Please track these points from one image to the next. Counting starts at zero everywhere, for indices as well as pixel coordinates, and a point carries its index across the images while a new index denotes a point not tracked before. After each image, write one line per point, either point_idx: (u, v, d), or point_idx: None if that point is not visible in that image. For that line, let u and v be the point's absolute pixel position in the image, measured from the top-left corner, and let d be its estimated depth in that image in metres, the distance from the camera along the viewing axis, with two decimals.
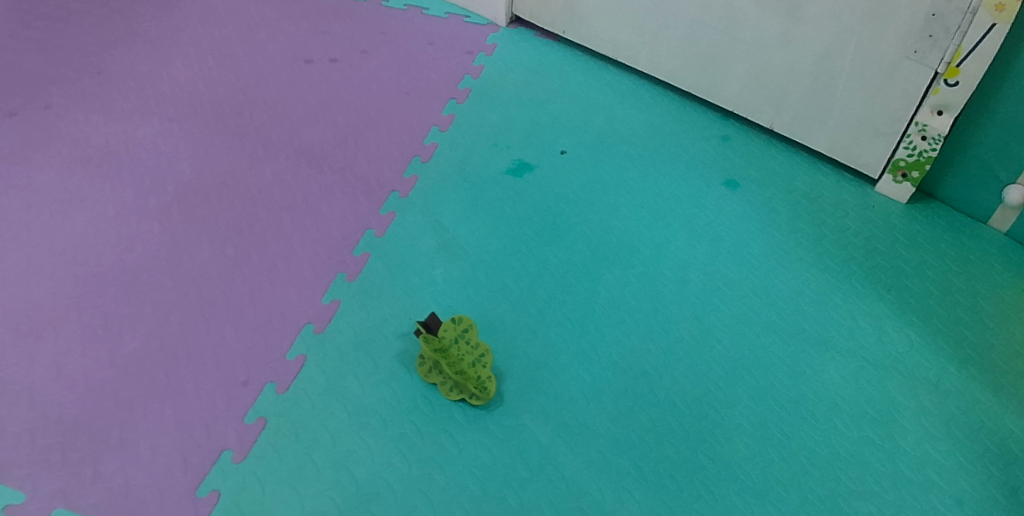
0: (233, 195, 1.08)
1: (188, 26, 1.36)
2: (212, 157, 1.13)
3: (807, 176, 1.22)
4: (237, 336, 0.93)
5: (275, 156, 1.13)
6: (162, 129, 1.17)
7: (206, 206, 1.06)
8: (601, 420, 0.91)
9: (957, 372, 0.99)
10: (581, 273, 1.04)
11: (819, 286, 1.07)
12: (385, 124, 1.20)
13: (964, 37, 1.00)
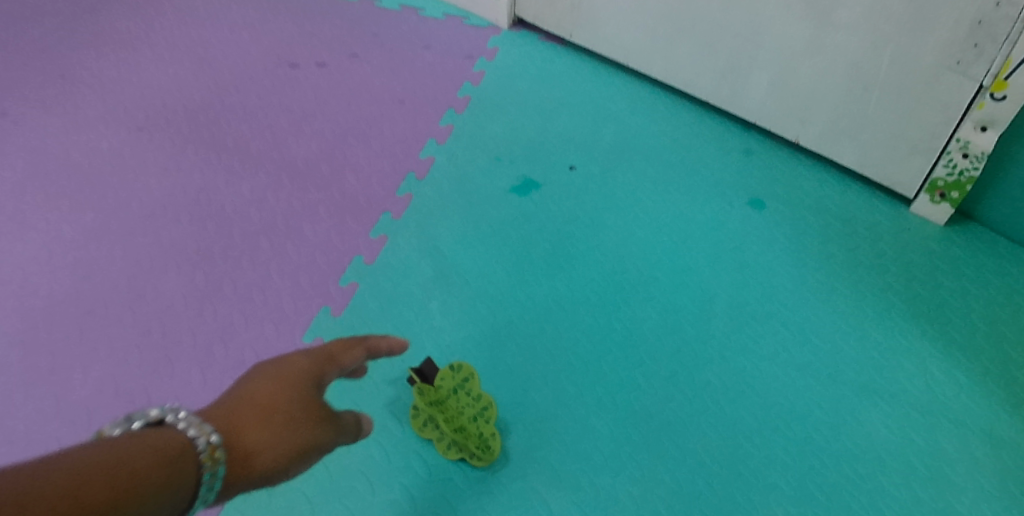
0: (206, 216, 0.97)
1: (167, 25, 1.26)
2: (186, 168, 1.02)
3: (838, 194, 1.11)
4: (202, 380, 0.82)
5: (257, 170, 1.03)
6: (127, 138, 1.06)
7: (175, 227, 0.95)
8: (613, 484, 0.82)
9: (1012, 419, 0.88)
10: (596, 307, 0.95)
11: (856, 320, 0.97)
12: (376, 136, 1.09)
13: (1013, 48, 0.90)
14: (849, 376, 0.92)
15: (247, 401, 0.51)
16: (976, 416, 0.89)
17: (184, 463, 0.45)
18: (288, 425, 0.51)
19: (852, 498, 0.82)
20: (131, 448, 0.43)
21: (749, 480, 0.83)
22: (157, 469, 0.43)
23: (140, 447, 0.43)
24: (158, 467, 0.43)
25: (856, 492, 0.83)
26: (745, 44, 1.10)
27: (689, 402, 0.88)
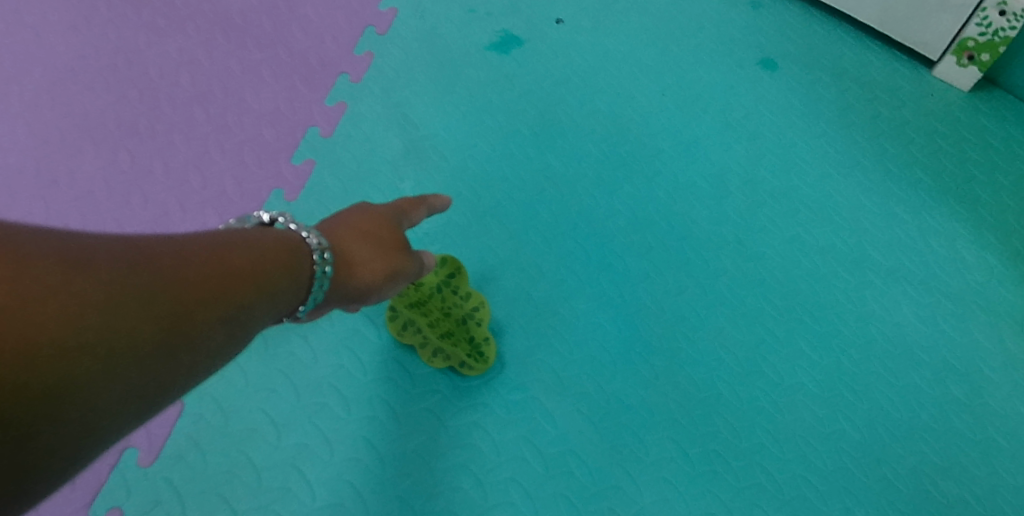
0: (128, 83, 0.84)
1: None
2: (104, 31, 0.88)
3: (856, 54, 0.96)
4: None
5: (186, 31, 0.88)
6: None
7: (91, 98, 0.83)
8: (604, 385, 0.74)
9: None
10: (591, 184, 0.82)
11: (880, 196, 0.85)
12: None
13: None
14: (869, 254, 0.82)
15: (340, 228, 0.53)
16: (1009, 303, 0.79)
17: (297, 261, 0.46)
18: (382, 246, 0.54)
19: (866, 392, 0.75)
20: (254, 241, 0.45)
21: (755, 377, 0.75)
22: (278, 261, 0.45)
23: (260, 240, 0.45)
24: (276, 259, 0.45)
25: (869, 385, 0.75)
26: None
27: (702, 292, 0.78)
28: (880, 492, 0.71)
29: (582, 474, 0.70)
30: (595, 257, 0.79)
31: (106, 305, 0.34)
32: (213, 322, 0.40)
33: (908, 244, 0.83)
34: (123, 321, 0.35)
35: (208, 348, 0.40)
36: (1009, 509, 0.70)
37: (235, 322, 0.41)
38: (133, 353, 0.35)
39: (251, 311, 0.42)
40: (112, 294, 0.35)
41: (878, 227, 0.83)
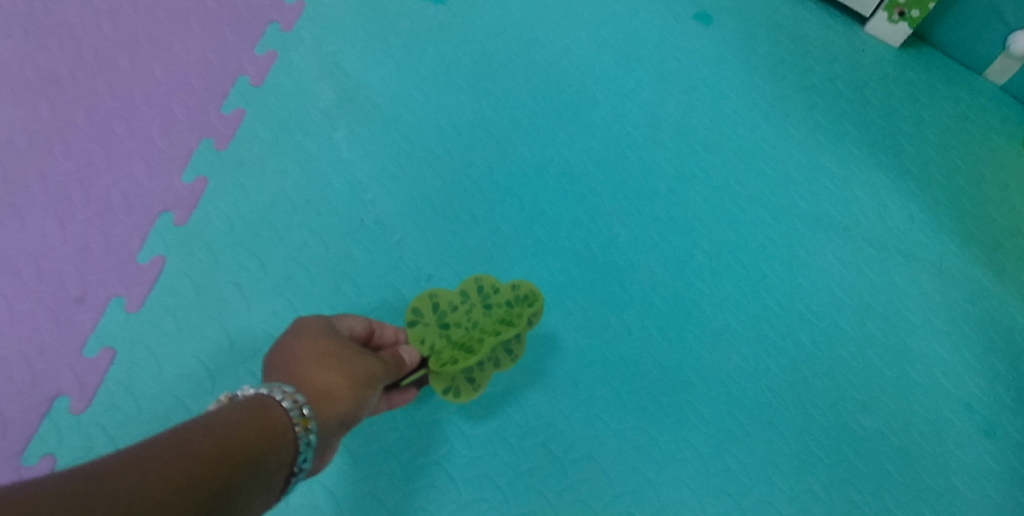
0: (47, 30, 0.84)
1: None
2: None
3: (789, 8, 0.97)
4: (64, 224, 0.75)
5: None
6: None
7: (10, 45, 0.83)
8: (536, 325, 0.74)
9: (961, 252, 0.82)
10: (524, 131, 0.83)
11: (812, 143, 0.86)
12: None
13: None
14: (801, 197, 0.81)
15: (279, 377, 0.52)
16: (932, 245, 0.81)
17: (267, 421, 0.47)
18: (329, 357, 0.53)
19: (795, 330, 0.74)
20: (221, 408, 0.47)
21: (683, 316, 0.74)
22: (249, 399, 0.47)
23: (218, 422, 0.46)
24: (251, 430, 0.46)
25: (798, 326, 0.74)
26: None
27: (634, 237, 0.78)
28: (802, 428, 0.71)
29: (510, 411, 0.70)
30: (524, 204, 0.79)
31: (140, 473, 0.41)
32: (234, 440, 0.44)
33: (841, 187, 0.83)
34: (168, 473, 0.41)
35: (251, 458, 0.45)
36: (922, 442, 0.71)
37: (253, 427, 0.46)
38: (192, 489, 0.42)
39: (255, 419, 0.46)
40: (143, 465, 0.41)
41: (813, 169, 0.84)
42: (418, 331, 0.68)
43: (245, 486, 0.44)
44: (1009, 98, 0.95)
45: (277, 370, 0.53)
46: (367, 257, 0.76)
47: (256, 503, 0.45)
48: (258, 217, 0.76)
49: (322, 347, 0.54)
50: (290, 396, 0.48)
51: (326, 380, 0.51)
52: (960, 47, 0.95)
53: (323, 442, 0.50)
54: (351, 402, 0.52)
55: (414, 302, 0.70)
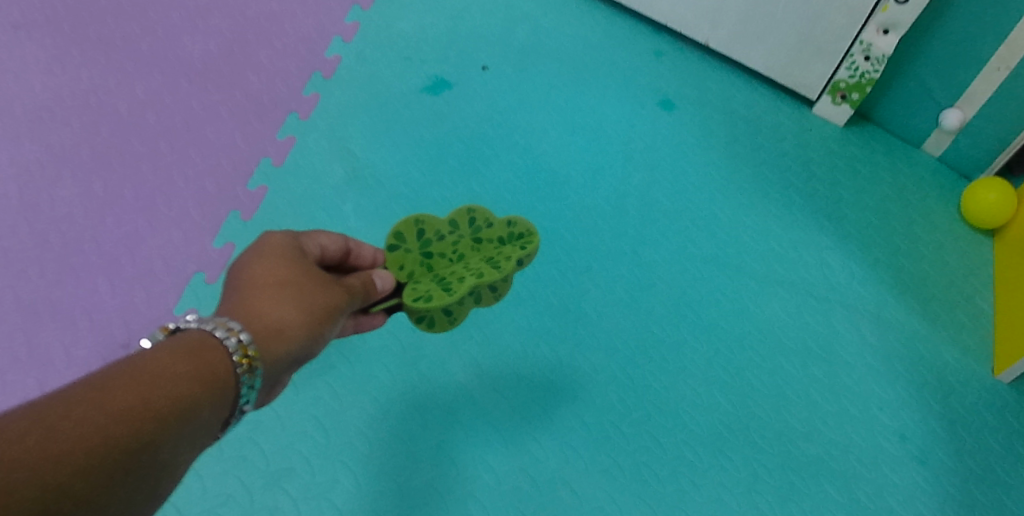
0: (99, 121, 0.98)
1: None
2: (79, 75, 1.01)
3: (745, 97, 1.17)
4: (111, 285, 0.86)
5: (152, 75, 1.02)
6: (9, 43, 1.04)
7: (67, 134, 0.96)
8: (521, 368, 0.84)
9: (899, 300, 0.93)
10: (511, 204, 0.96)
11: (759, 214, 1.00)
12: (278, 34, 1.07)
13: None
14: (754, 258, 0.95)
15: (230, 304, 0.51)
16: (874, 299, 0.93)
17: (209, 358, 0.46)
18: (282, 288, 0.52)
19: (748, 371, 0.85)
20: (164, 341, 0.47)
21: (650, 358, 0.85)
22: (191, 335, 0.47)
23: (159, 356, 0.45)
24: (196, 369, 0.45)
25: (750, 366, 0.85)
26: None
27: (603, 293, 0.89)
28: (755, 456, 0.80)
29: (496, 444, 0.80)
30: None
31: (59, 428, 0.39)
32: (166, 387, 0.43)
33: (792, 251, 0.96)
34: (92, 428, 0.40)
35: (185, 404, 0.44)
36: (859, 467, 0.80)
37: (191, 373, 0.45)
38: (120, 445, 0.41)
39: (193, 362, 0.45)
40: (64, 416, 0.40)
41: (764, 232, 0.98)
42: (399, 257, 0.65)
43: (179, 434, 0.44)
44: (945, 166, 1.13)
45: (231, 295, 0.52)
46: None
47: (193, 448, 0.45)
48: None
49: (280, 276, 0.53)
50: (235, 335, 0.48)
51: (278, 316, 0.51)
52: (900, 125, 1.15)
53: (272, 377, 0.50)
54: (303, 339, 0.51)
55: (399, 226, 0.65)
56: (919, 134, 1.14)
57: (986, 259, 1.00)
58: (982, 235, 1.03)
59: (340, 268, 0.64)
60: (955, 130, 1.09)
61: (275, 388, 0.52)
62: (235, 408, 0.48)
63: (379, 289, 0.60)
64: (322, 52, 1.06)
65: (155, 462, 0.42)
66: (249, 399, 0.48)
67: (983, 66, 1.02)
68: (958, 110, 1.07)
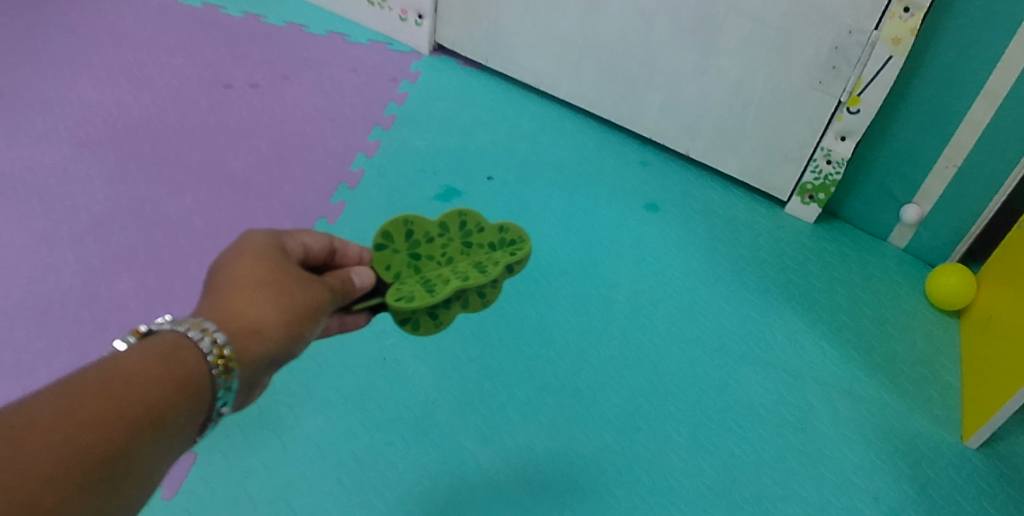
0: (153, 224, 1.10)
1: (107, 51, 1.37)
2: (135, 186, 1.15)
3: (723, 199, 1.31)
4: None
5: (200, 186, 1.16)
6: (71, 154, 1.18)
7: (123, 234, 1.08)
8: (524, 438, 0.92)
9: (868, 373, 1.01)
10: (513, 294, 1.08)
11: (735, 301, 1.11)
12: (310, 152, 1.24)
13: (864, 69, 1.11)
14: (730, 339, 1.05)
15: (209, 303, 0.51)
16: (846, 372, 1.01)
17: (183, 364, 0.46)
18: (261, 286, 0.52)
19: (729, 439, 0.94)
20: (138, 343, 0.46)
21: (636, 428, 0.94)
22: (167, 338, 0.47)
23: (130, 362, 0.44)
24: (168, 376, 0.45)
25: (732, 434, 0.94)
26: (644, 69, 1.30)
27: (597, 371, 0.99)
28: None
29: (504, 505, 0.87)
30: (512, 346, 1.01)
31: (31, 438, 0.39)
32: (141, 393, 0.43)
33: (767, 332, 1.07)
34: (62, 438, 0.40)
35: (160, 410, 0.44)
36: None
37: (164, 378, 0.45)
38: (92, 454, 0.41)
39: (167, 366, 0.45)
40: (33, 425, 0.40)
41: (738, 316, 1.09)
42: (384, 256, 0.64)
43: (153, 441, 0.44)
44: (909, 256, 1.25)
45: (210, 292, 0.52)
46: (388, 385, 0.95)
47: (168, 454, 0.45)
48: (310, 353, 0.97)
49: (258, 274, 0.53)
50: (210, 336, 0.48)
51: (258, 314, 0.51)
52: (867, 219, 1.27)
53: (251, 377, 0.50)
54: (286, 339, 0.52)
55: (386, 225, 0.64)
56: (884, 227, 1.26)
57: (952, 337, 1.09)
58: (948, 316, 1.13)
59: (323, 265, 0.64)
60: (916, 223, 1.21)
61: (255, 389, 0.53)
62: (212, 411, 0.48)
63: (356, 286, 0.60)
64: (349, 166, 1.22)
65: (128, 471, 0.42)
66: (227, 403, 0.49)
67: (932, 165, 1.15)
68: (917, 204, 1.20)
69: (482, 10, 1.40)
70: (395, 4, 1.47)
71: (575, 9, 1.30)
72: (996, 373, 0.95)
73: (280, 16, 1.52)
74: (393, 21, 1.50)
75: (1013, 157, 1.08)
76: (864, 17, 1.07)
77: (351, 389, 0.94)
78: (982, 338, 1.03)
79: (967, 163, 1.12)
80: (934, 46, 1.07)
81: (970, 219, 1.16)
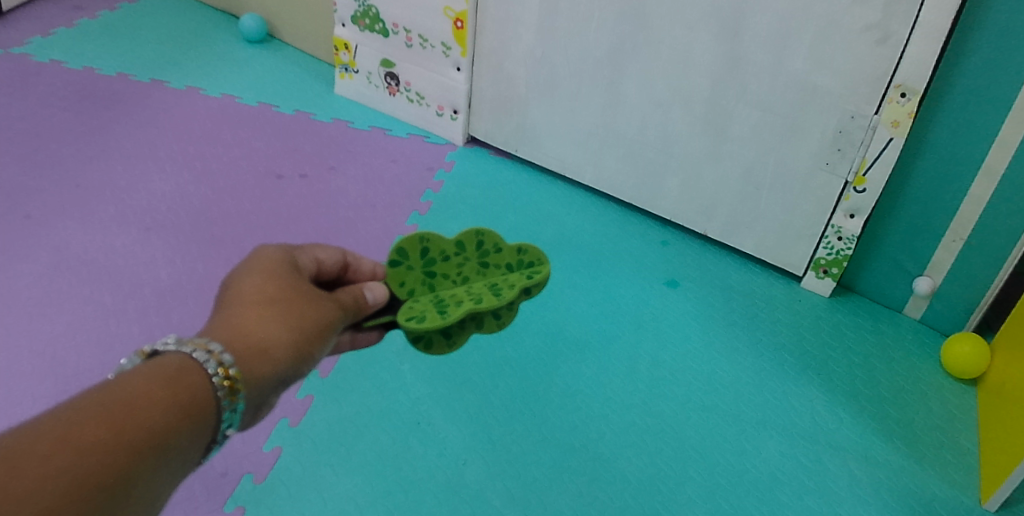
0: (209, 299, 1.21)
1: (173, 145, 1.52)
2: (194, 265, 1.26)
3: (740, 274, 1.37)
4: None
5: None
6: (139, 237, 1.30)
7: (183, 309, 1.19)
8: (550, 499, 0.98)
9: (883, 439, 1.07)
10: (538, 365, 1.15)
11: (752, 370, 1.17)
12: (353, 235, 1.35)
13: (867, 150, 1.18)
14: (747, 405, 1.12)
15: (215, 324, 0.50)
16: (860, 439, 1.07)
17: (188, 387, 0.45)
18: (270, 309, 0.52)
19: (748, 500, 0.99)
20: (140, 366, 0.45)
21: (658, 489, 1.00)
22: (172, 361, 0.46)
23: (131, 386, 0.43)
24: (173, 401, 0.44)
25: (752, 496, 1.00)
26: (661, 155, 1.38)
27: (618, 437, 1.06)
28: None
29: None
30: (538, 413, 1.08)
31: (28, 467, 0.37)
32: (144, 418, 0.42)
33: (784, 399, 1.13)
34: (62, 466, 0.38)
35: (164, 436, 0.43)
36: None
37: (168, 402, 0.44)
38: (91, 484, 0.39)
39: (171, 389, 0.44)
40: (31, 453, 0.38)
41: (754, 384, 1.15)
42: (400, 272, 0.70)
43: (155, 467, 0.42)
44: (924, 326, 1.29)
45: (218, 313, 0.52)
46: (421, 447, 1.03)
47: (170, 479, 0.44)
48: (348, 419, 1.05)
49: (268, 294, 0.53)
50: (216, 356, 0.47)
51: (266, 334, 0.51)
52: (881, 292, 1.32)
53: (258, 399, 0.50)
54: (292, 360, 0.52)
55: (402, 242, 0.70)
56: (899, 299, 1.30)
57: (968, 406, 1.13)
58: (965, 384, 1.16)
59: (338, 279, 0.68)
60: (929, 294, 1.25)
61: (263, 410, 0.53)
62: (218, 434, 0.47)
63: (370, 301, 0.65)
64: (387, 245, 1.33)
65: (129, 498, 0.41)
66: (233, 425, 0.48)
67: (940, 238, 1.21)
68: (928, 276, 1.25)
69: (511, 105, 1.52)
70: (432, 101, 1.61)
71: (596, 103, 1.41)
72: (1010, 438, 0.99)
73: (328, 114, 1.66)
74: (430, 116, 1.63)
75: (1016, 230, 1.13)
76: (863, 104, 1.15)
77: (386, 451, 1.02)
78: (997, 404, 1.07)
79: (973, 235, 1.18)
80: (932, 128, 1.14)
81: (980, 291, 1.20)
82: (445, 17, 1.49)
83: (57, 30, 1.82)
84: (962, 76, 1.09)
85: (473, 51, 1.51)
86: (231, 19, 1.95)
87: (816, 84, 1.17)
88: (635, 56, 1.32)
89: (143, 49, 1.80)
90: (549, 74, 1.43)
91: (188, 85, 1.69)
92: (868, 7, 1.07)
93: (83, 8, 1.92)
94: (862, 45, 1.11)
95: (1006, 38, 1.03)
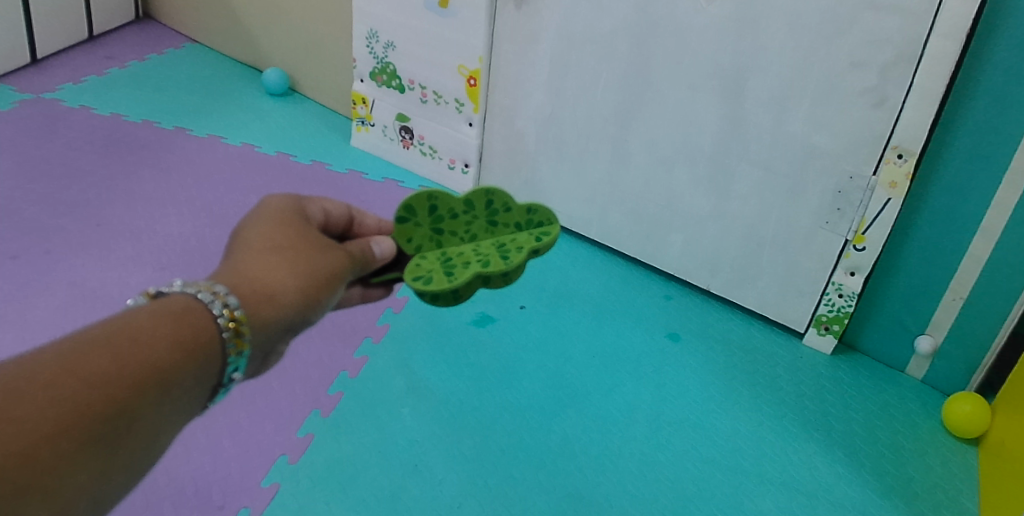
0: None
1: (192, 190, 1.57)
2: None
3: (741, 328, 1.38)
4: (213, 460, 1.04)
5: None
6: (153, 276, 1.34)
7: None
8: None
9: (880, 498, 1.08)
10: (537, 412, 1.17)
11: (750, 424, 1.18)
12: None
13: (866, 209, 1.20)
14: (744, 457, 1.13)
15: (224, 271, 0.55)
16: (860, 496, 1.09)
17: (194, 328, 0.48)
18: (273, 259, 0.56)
19: None
20: (151, 304, 0.49)
21: None
22: (180, 301, 0.49)
23: (137, 323, 0.46)
24: (178, 338, 0.47)
25: None
26: (665, 211, 1.41)
27: (615, 487, 1.06)
28: None
29: None
30: (536, 458, 1.09)
31: (33, 392, 0.40)
32: (144, 354, 0.45)
33: (781, 451, 1.14)
34: (66, 394, 0.41)
35: (167, 371, 0.46)
36: None
37: (170, 339, 0.47)
38: (93, 410, 0.42)
39: (174, 327, 0.47)
40: (36, 380, 0.41)
41: (751, 436, 1.16)
42: (409, 228, 0.74)
43: (158, 401, 0.46)
44: (927, 386, 1.29)
45: (231, 259, 0.56)
46: (418, 488, 1.03)
47: (174, 414, 0.47)
48: (347, 459, 1.06)
49: (277, 242, 0.58)
50: (220, 299, 0.50)
51: (268, 282, 0.54)
52: (885, 351, 1.33)
53: (262, 342, 0.53)
54: (294, 308, 0.55)
55: (411, 200, 0.74)
56: (901, 359, 1.31)
57: (970, 465, 1.15)
58: (966, 444, 1.18)
59: (346, 233, 0.72)
60: (931, 353, 1.26)
61: (268, 356, 0.56)
62: (224, 377, 0.51)
63: (377, 255, 0.68)
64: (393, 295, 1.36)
65: (128, 429, 0.44)
66: (238, 369, 0.52)
67: (940, 297, 1.22)
68: (930, 336, 1.25)
69: (520, 160, 1.57)
70: (444, 155, 1.66)
71: (601, 159, 1.44)
72: (1009, 494, 1.01)
73: (343, 164, 1.72)
74: (442, 169, 1.68)
75: (1015, 290, 1.14)
76: (862, 164, 1.17)
77: (383, 492, 1.02)
78: (997, 463, 1.09)
79: (973, 295, 1.19)
80: (929, 189, 1.17)
81: (983, 350, 1.20)
82: (459, 75, 1.55)
83: (88, 78, 1.90)
84: (957, 138, 1.12)
85: (485, 108, 1.56)
86: (254, 74, 2.04)
87: (815, 143, 1.20)
88: (642, 114, 1.36)
89: (168, 99, 1.87)
90: (557, 131, 1.48)
91: (210, 133, 1.76)
92: (864, 71, 1.11)
93: (114, 58, 2.01)
94: (860, 107, 1.14)
95: (999, 104, 1.07)
